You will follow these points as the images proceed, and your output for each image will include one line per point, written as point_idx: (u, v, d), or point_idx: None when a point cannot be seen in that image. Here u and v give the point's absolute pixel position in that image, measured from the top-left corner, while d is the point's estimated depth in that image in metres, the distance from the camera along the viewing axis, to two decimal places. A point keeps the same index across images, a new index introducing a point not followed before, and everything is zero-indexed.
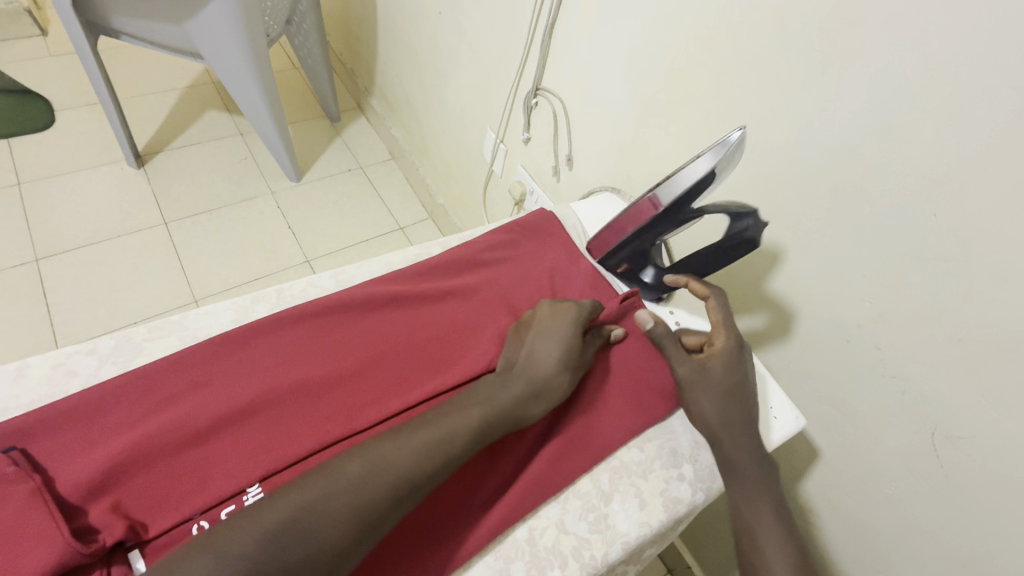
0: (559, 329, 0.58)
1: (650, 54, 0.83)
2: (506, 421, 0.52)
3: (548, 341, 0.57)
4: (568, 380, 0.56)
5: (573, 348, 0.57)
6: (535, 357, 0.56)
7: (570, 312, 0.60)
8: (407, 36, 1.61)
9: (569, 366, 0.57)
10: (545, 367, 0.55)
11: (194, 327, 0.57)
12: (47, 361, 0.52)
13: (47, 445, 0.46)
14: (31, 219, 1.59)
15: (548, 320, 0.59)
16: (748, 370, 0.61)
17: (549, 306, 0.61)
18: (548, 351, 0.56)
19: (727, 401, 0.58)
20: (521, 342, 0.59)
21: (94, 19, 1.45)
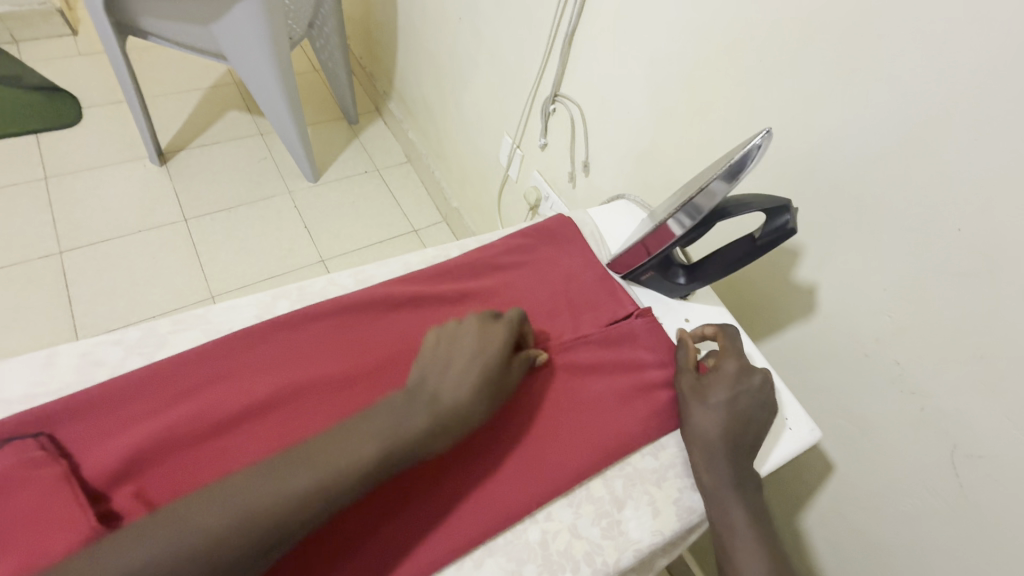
0: (480, 349, 0.55)
1: (671, 63, 0.83)
2: (397, 450, 0.46)
3: (460, 360, 0.54)
4: (485, 405, 0.52)
5: (490, 371, 0.54)
6: (447, 380, 0.52)
7: (498, 336, 0.57)
8: (427, 41, 1.63)
9: (484, 393, 0.53)
10: (459, 395, 0.51)
11: (217, 320, 0.58)
12: (75, 349, 0.53)
13: (73, 432, 0.47)
14: (56, 213, 1.63)
15: (470, 341, 0.55)
16: (760, 394, 0.60)
17: (475, 321, 0.58)
18: (464, 374, 0.53)
19: (729, 415, 0.57)
20: (441, 355, 0.54)
21: (124, 20, 1.48)
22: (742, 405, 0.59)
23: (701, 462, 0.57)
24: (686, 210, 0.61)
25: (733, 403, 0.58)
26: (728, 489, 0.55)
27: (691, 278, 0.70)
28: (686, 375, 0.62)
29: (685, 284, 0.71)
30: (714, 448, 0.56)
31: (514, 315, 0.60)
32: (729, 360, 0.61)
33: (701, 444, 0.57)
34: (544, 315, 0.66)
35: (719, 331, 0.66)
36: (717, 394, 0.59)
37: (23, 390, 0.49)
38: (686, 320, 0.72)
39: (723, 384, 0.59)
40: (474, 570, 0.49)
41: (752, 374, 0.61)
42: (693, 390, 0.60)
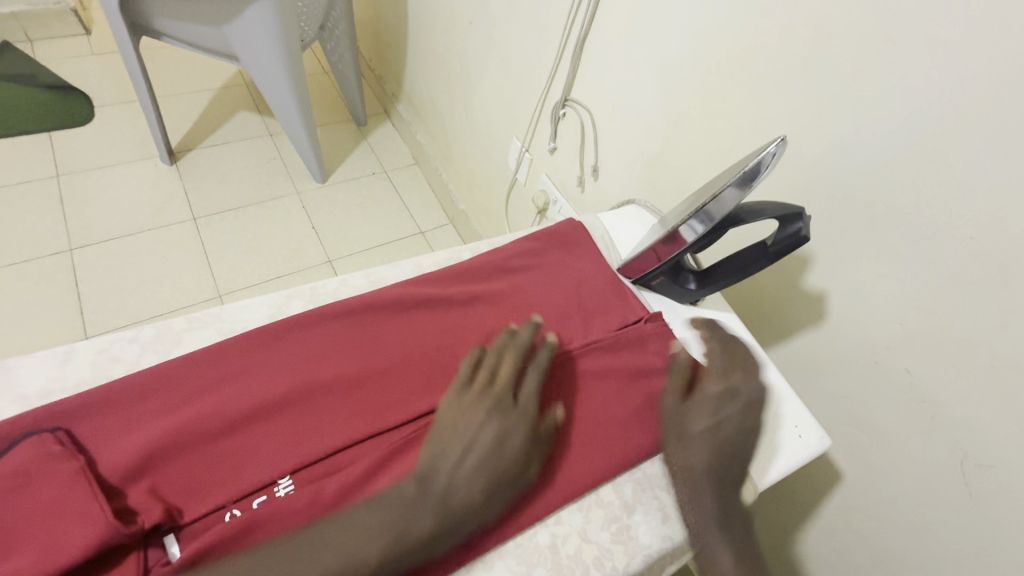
0: (498, 439, 0.50)
1: (682, 69, 0.84)
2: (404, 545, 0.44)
3: (475, 451, 0.49)
4: (500, 499, 0.49)
5: (506, 466, 0.49)
6: (458, 474, 0.48)
7: (517, 425, 0.52)
8: (437, 44, 1.64)
9: (500, 488, 0.49)
10: (473, 491, 0.47)
11: (232, 320, 0.59)
12: (92, 346, 0.54)
13: (89, 427, 0.48)
14: (67, 210, 1.65)
15: (486, 427, 0.51)
16: (744, 420, 0.58)
17: (492, 402, 0.53)
18: (478, 467, 0.48)
19: (712, 443, 0.56)
20: (453, 439, 0.50)
21: (138, 20, 1.50)
22: (728, 429, 0.57)
23: (684, 493, 0.55)
24: (699, 216, 0.61)
25: (716, 428, 0.57)
26: (711, 524, 0.53)
27: (702, 284, 0.70)
28: (670, 398, 0.61)
29: (696, 290, 0.71)
30: (697, 478, 0.55)
31: (534, 392, 0.55)
32: (713, 384, 0.60)
33: (684, 474, 0.56)
34: (555, 319, 0.67)
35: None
36: (698, 418, 0.58)
37: (41, 385, 0.50)
38: (696, 326, 0.72)
39: (705, 408, 0.59)
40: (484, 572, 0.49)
41: (736, 398, 0.60)
42: (677, 414, 0.59)
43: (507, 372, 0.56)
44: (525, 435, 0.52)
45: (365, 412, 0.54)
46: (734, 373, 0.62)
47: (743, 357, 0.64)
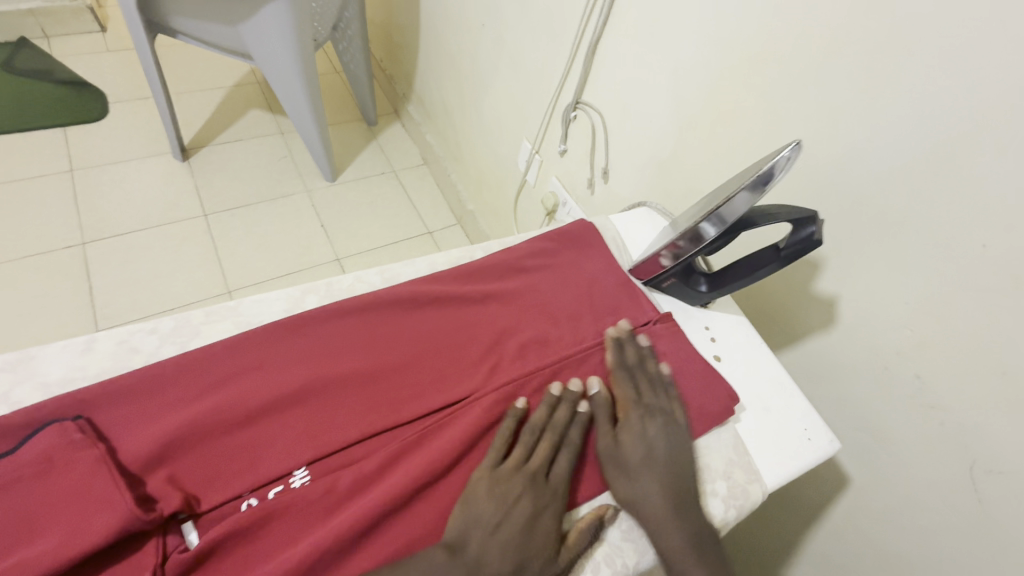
0: (530, 516, 0.49)
1: (694, 73, 0.84)
2: None
3: (507, 527, 0.48)
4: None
5: (539, 548, 0.48)
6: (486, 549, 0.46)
7: (548, 504, 0.51)
8: (449, 46, 1.65)
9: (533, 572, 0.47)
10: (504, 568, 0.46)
11: (248, 314, 0.59)
12: (113, 336, 0.54)
13: (110, 415, 0.49)
14: (80, 204, 1.66)
15: (519, 504, 0.50)
16: (674, 440, 0.57)
17: (525, 479, 0.51)
18: (510, 543, 0.47)
19: (656, 469, 0.54)
20: (484, 512, 0.49)
21: (155, 18, 1.51)
22: (663, 450, 0.56)
23: (653, 532, 0.52)
24: (711, 219, 0.62)
25: (651, 454, 0.55)
26: (688, 552, 0.50)
27: (714, 286, 0.70)
28: (603, 435, 0.57)
29: (707, 292, 0.71)
30: (658, 510, 0.52)
31: (568, 473, 0.54)
32: (633, 412, 0.58)
33: (644, 511, 0.52)
34: (566, 318, 0.67)
35: (619, 364, 0.63)
36: (631, 451, 0.55)
37: (64, 373, 0.51)
38: (706, 328, 0.72)
39: (637, 436, 0.56)
40: None
41: (655, 418, 0.58)
42: (614, 451, 0.56)
43: (544, 454, 0.54)
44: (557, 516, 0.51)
45: (379, 407, 0.55)
46: (646, 392, 0.61)
47: (658, 370, 0.63)
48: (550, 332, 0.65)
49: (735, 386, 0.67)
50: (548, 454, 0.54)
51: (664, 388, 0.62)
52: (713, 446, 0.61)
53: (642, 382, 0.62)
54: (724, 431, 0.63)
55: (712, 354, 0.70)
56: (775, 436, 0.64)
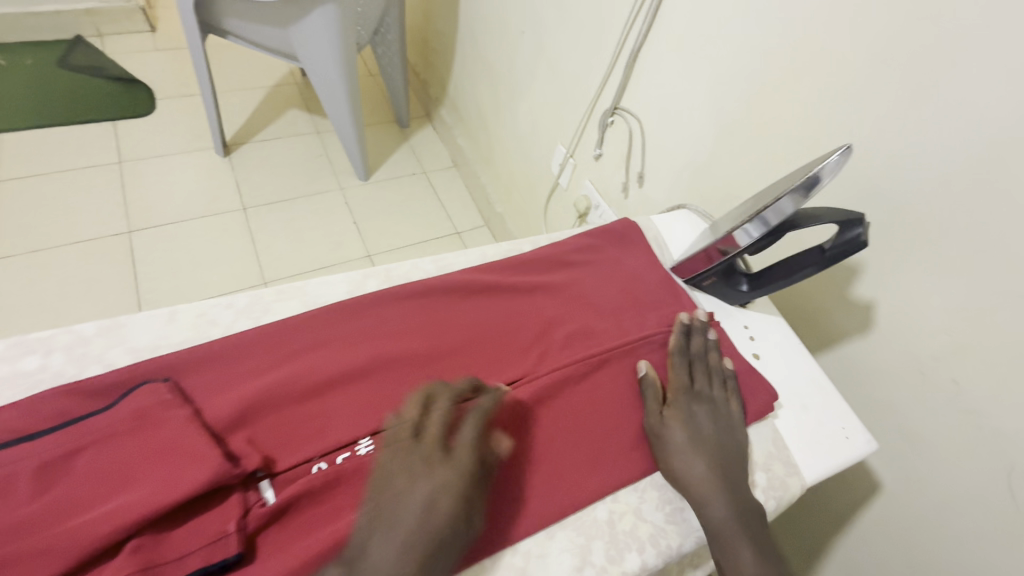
0: (429, 498, 0.46)
1: (736, 81, 0.87)
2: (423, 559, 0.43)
3: (407, 519, 0.45)
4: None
5: (440, 531, 0.45)
6: (393, 544, 0.43)
7: (450, 480, 0.47)
8: (486, 51, 1.69)
9: (437, 558, 0.44)
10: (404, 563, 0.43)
11: (314, 294, 0.63)
12: (193, 309, 0.59)
13: (195, 379, 0.53)
14: (128, 195, 1.74)
15: (418, 488, 0.46)
16: (721, 425, 0.60)
17: (419, 459, 0.48)
18: (413, 535, 0.44)
19: (702, 447, 0.57)
20: (389, 503, 0.46)
21: (209, 20, 1.59)
22: (711, 433, 0.59)
23: (698, 500, 0.54)
24: (757, 220, 0.64)
25: (698, 435, 0.58)
26: (731, 523, 0.52)
27: (755, 286, 0.72)
28: (652, 413, 0.60)
29: (748, 292, 0.73)
30: (702, 485, 0.54)
31: (470, 442, 0.50)
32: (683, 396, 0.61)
33: (688, 482, 0.55)
34: (610, 311, 0.70)
35: (680, 352, 0.65)
36: (679, 430, 0.58)
37: (150, 340, 0.55)
38: (745, 327, 0.74)
39: (685, 416, 0.59)
40: (546, 540, 0.52)
41: (703, 402, 0.61)
42: (660, 426, 0.59)
43: (439, 430, 0.50)
44: (459, 490, 0.47)
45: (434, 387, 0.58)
46: (698, 379, 0.63)
47: (720, 362, 0.65)
48: (594, 324, 0.68)
49: (775, 383, 0.69)
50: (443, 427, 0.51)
51: (721, 379, 0.64)
52: (754, 439, 0.63)
53: (696, 371, 0.64)
54: (763, 425, 0.65)
55: (751, 352, 0.72)
56: (813, 434, 0.65)
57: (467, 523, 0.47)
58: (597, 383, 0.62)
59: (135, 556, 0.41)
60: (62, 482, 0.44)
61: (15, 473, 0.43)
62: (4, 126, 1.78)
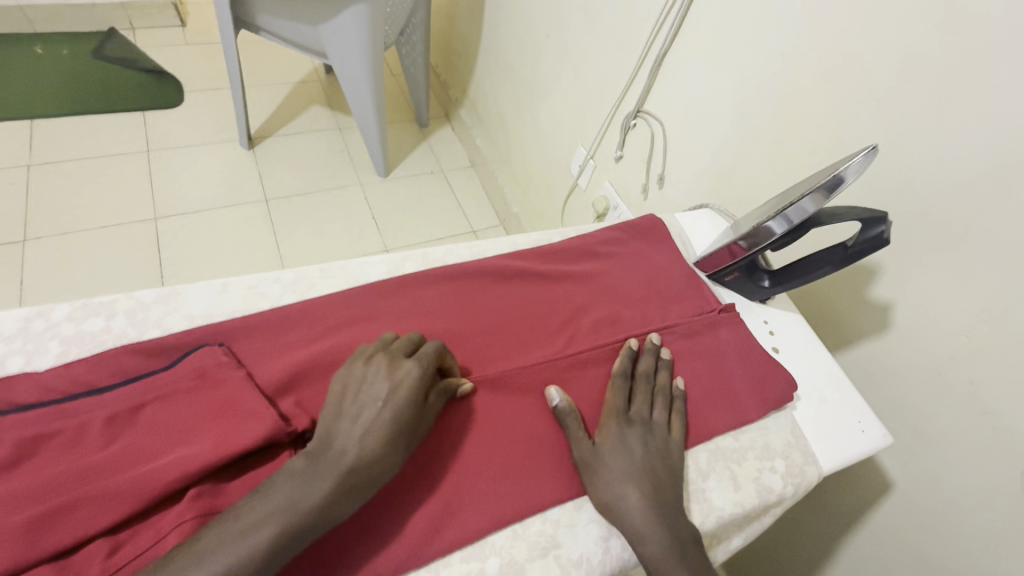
0: (391, 390, 0.49)
1: (760, 87, 0.90)
2: (371, 460, 0.46)
3: (371, 407, 0.48)
4: (396, 460, 0.47)
5: (402, 416, 0.49)
6: (356, 431, 0.47)
7: (409, 373, 0.51)
8: (510, 54, 1.73)
9: (400, 442, 0.48)
10: (369, 446, 0.46)
11: (356, 273, 0.66)
12: (244, 282, 0.62)
13: (246, 346, 0.56)
14: (155, 182, 1.79)
15: (381, 381, 0.50)
16: (657, 449, 0.57)
17: (383, 358, 0.52)
18: (377, 422, 0.47)
19: (635, 475, 0.54)
20: (350, 399, 0.49)
21: (243, 16, 1.64)
22: (646, 457, 0.55)
23: (632, 533, 0.51)
24: (780, 217, 0.66)
25: (633, 462, 0.55)
26: (669, 558, 0.50)
27: (776, 282, 0.75)
28: (580, 444, 0.56)
29: (769, 287, 0.76)
30: (636, 514, 0.51)
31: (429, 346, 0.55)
32: (624, 416, 0.58)
33: (623, 515, 0.52)
34: (635, 301, 0.72)
35: (620, 374, 0.62)
36: (613, 459, 0.55)
37: (204, 309, 0.58)
38: (765, 322, 0.77)
39: (617, 444, 0.56)
40: (575, 511, 0.54)
41: (642, 423, 0.58)
42: (591, 457, 0.55)
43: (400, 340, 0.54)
44: (420, 380, 0.51)
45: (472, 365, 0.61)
46: (638, 403, 0.60)
47: (667, 383, 0.63)
48: (622, 313, 0.70)
49: (794, 376, 0.71)
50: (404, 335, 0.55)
51: (665, 399, 0.61)
52: (773, 427, 0.65)
53: (639, 392, 0.61)
54: (781, 415, 0.67)
55: (770, 346, 0.74)
56: (830, 425, 0.67)
57: (425, 414, 0.51)
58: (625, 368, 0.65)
59: (196, 502, 0.44)
60: (127, 434, 0.47)
61: (86, 424, 0.47)
62: (38, 112, 1.83)
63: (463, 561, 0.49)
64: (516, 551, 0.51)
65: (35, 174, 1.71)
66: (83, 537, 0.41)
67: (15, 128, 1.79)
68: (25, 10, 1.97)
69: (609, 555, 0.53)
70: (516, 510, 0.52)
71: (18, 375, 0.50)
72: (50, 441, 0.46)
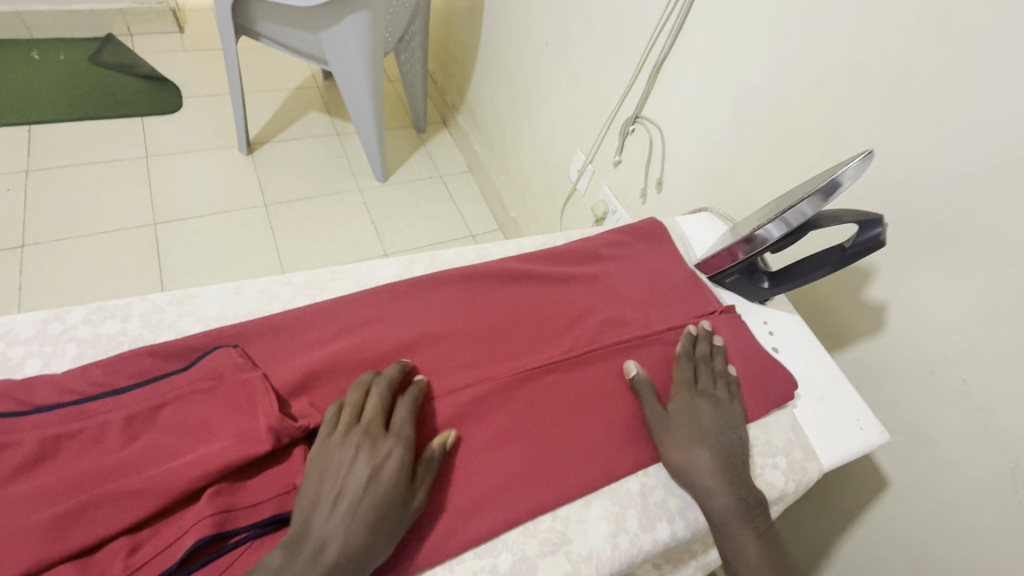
0: (371, 474, 0.47)
1: (758, 92, 0.92)
2: (357, 550, 0.43)
3: (350, 493, 0.45)
4: (386, 546, 0.45)
5: (386, 502, 0.46)
6: (335, 524, 0.44)
7: (391, 453, 0.49)
8: (508, 59, 1.75)
9: (386, 525, 0.45)
10: (352, 536, 0.43)
11: (366, 276, 0.68)
12: (256, 285, 0.63)
13: (260, 348, 0.57)
14: (154, 188, 1.79)
15: (358, 464, 0.47)
16: (725, 426, 0.61)
17: (359, 437, 0.49)
18: (357, 509, 0.45)
19: (710, 444, 0.58)
20: (329, 482, 0.46)
21: (243, 22, 1.64)
22: (716, 428, 0.60)
23: (701, 494, 0.56)
24: (779, 221, 0.68)
25: (702, 431, 0.59)
26: (735, 516, 0.55)
27: (775, 284, 0.77)
28: (654, 414, 0.61)
29: (769, 289, 0.78)
30: (705, 479, 0.56)
31: (408, 417, 0.52)
32: (689, 395, 0.62)
33: (692, 477, 0.57)
34: (639, 302, 0.74)
35: (685, 353, 0.67)
36: (684, 427, 0.59)
37: (217, 311, 0.59)
38: (765, 322, 0.79)
39: (691, 414, 0.60)
40: (584, 508, 0.55)
41: (709, 403, 0.62)
42: (664, 426, 0.60)
43: (379, 413, 0.51)
44: (401, 464, 0.48)
45: (481, 365, 0.62)
46: (704, 378, 0.64)
47: (724, 364, 0.66)
48: (625, 313, 0.72)
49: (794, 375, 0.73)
50: (378, 406, 0.52)
51: (725, 377, 0.65)
52: (774, 425, 0.67)
53: (702, 370, 0.65)
54: (782, 413, 0.68)
55: (771, 347, 0.75)
56: (829, 423, 0.69)
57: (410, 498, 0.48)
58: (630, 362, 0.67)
59: (215, 499, 0.45)
60: (148, 433, 0.48)
61: (107, 423, 0.48)
62: (36, 118, 1.83)
63: (475, 558, 0.50)
64: (527, 547, 0.52)
65: (34, 179, 1.71)
66: (106, 534, 0.42)
67: (12, 134, 1.79)
68: (24, 16, 1.98)
69: (618, 550, 0.53)
70: (529, 504, 0.53)
71: (34, 377, 0.51)
72: (72, 439, 0.47)
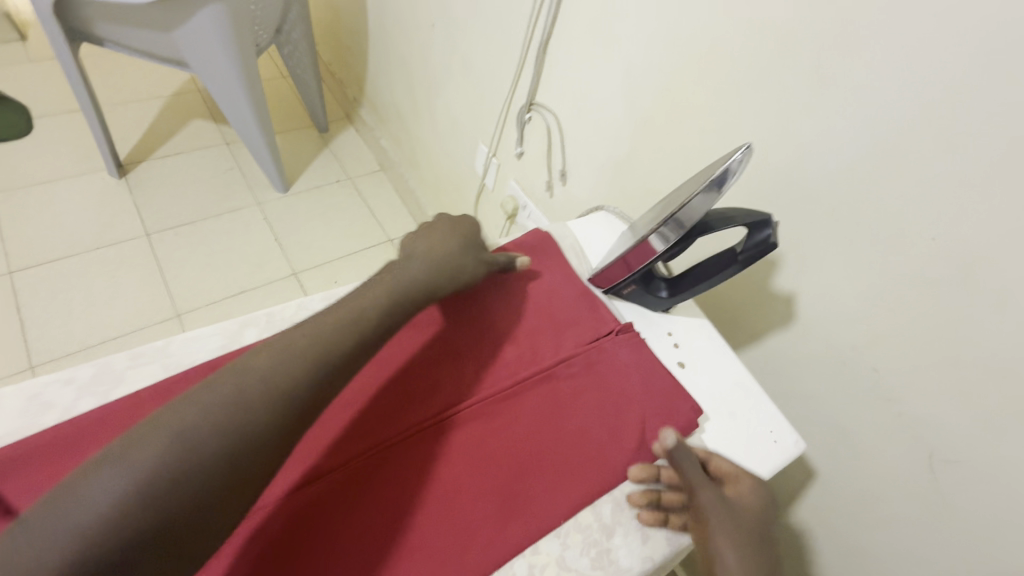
0: (456, 228, 0.63)
1: (645, 69, 0.83)
2: (447, 270, 0.58)
3: (442, 234, 0.62)
4: (463, 275, 0.60)
5: (468, 248, 0.62)
6: (433, 249, 0.59)
7: (468, 223, 0.65)
8: (399, 44, 1.59)
9: (465, 260, 0.61)
10: (443, 254, 0.59)
11: (179, 354, 0.55)
12: (22, 393, 0.50)
13: (18, 486, 0.44)
14: (4, 230, 1.53)
15: (446, 222, 0.64)
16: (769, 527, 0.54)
17: (450, 216, 0.67)
18: (448, 242, 0.61)
19: (752, 542, 0.51)
20: (427, 229, 0.63)
21: (78, 25, 1.40)
22: (759, 533, 0.53)
23: None
24: (672, 223, 0.59)
25: (746, 526, 0.52)
26: None
27: (674, 292, 0.70)
28: (704, 490, 0.53)
29: (668, 298, 0.71)
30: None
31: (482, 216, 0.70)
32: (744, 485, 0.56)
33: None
34: (525, 335, 0.65)
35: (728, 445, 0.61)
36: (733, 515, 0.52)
37: None
38: (669, 334, 0.72)
39: (738, 507, 0.53)
40: None
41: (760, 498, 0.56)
42: (711, 505, 0.52)
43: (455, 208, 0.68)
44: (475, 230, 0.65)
45: (360, 436, 0.53)
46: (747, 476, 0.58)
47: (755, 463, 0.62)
48: (507, 351, 0.63)
49: (700, 393, 0.66)
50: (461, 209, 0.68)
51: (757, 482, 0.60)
52: None
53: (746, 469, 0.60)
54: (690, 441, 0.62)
55: (677, 363, 0.69)
56: (742, 442, 0.63)
57: (484, 255, 0.64)
58: (521, 409, 0.59)
59: None
60: None
61: None
62: None
63: None
64: None
65: None
66: None
67: None
68: None
69: None
70: None
71: None
72: None
